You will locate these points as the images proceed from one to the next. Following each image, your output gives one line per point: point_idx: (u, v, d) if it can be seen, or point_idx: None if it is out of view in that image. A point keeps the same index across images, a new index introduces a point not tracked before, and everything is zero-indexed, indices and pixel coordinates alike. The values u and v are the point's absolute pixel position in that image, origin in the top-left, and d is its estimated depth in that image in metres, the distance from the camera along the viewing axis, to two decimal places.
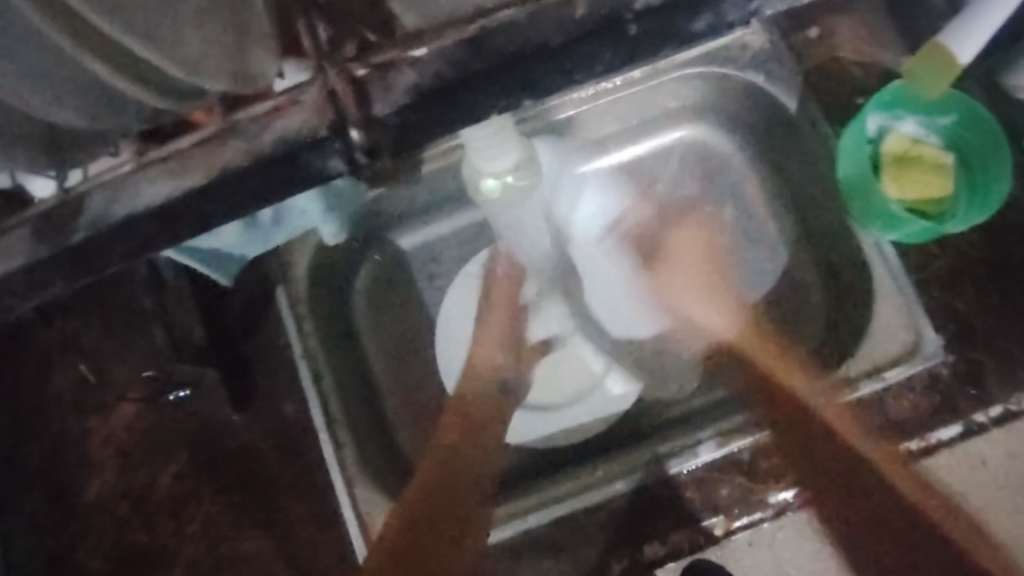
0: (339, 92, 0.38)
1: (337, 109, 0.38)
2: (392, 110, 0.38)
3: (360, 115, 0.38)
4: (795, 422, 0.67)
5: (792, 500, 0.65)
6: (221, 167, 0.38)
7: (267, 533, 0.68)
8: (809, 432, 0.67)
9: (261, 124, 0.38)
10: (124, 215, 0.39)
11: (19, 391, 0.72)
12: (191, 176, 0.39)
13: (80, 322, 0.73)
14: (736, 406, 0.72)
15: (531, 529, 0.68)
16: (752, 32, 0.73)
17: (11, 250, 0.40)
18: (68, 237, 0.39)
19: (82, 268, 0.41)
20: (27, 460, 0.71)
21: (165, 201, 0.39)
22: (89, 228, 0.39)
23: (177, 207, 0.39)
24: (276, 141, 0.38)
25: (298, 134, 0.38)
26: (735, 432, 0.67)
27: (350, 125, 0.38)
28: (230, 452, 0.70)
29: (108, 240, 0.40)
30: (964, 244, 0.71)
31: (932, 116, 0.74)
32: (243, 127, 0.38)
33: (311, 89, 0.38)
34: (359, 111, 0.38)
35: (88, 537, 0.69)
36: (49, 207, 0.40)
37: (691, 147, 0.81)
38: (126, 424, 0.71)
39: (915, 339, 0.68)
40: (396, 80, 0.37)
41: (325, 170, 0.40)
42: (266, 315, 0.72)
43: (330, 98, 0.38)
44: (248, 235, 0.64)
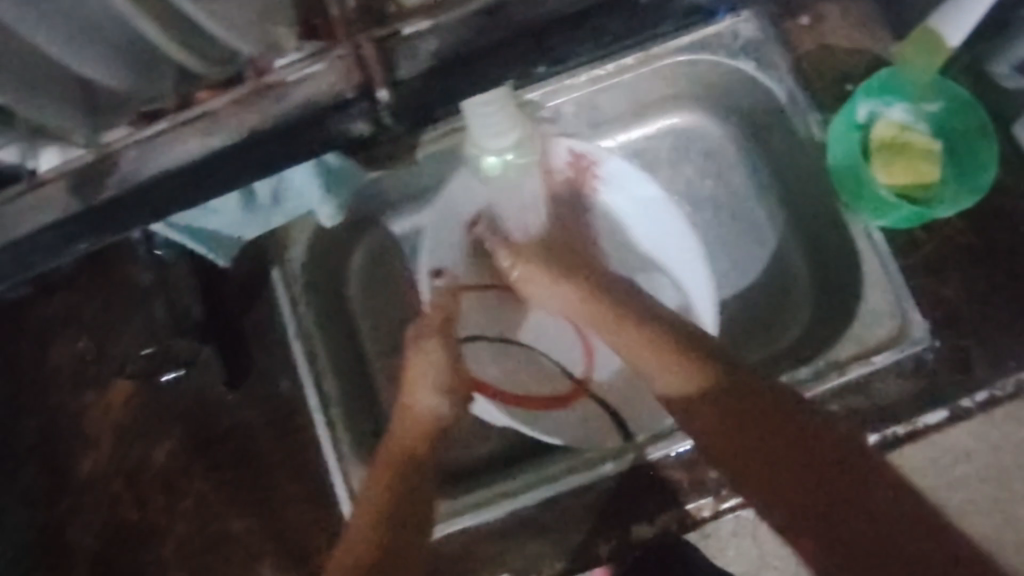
0: (367, 56, 0.38)
1: (362, 73, 0.38)
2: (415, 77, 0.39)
3: (385, 80, 0.38)
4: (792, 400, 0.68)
5: None
6: (250, 129, 0.39)
7: (257, 513, 0.68)
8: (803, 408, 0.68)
9: (281, 91, 0.39)
10: (153, 175, 0.39)
11: (16, 364, 0.73)
12: (220, 132, 0.39)
13: (78, 296, 0.73)
14: None
15: (519, 508, 0.68)
16: (743, 19, 0.74)
17: (49, 204, 0.40)
18: (97, 194, 0.39)
19: (106, 225, 0.41)
20: (21, 435, 0.71)
21: (193, 159, 0.39)
22: (117, 189, 0.39)
23: (205, 165, 0.40)
24: (300, 105, 0.39)
25: (322, 96, 0.39)
26: None
27: (378, 87, 0.38)
28: (224, 431, 0.70)
29: (137, 197, 0.40)
30: (952, 231, 0.72)
31: (920, 103, 0.75)
32: (265, 89, 0.39)
33: (319, 62, 0.39)
34: (385, 77, 0.38)
35: (82, 511, 0.70)
36: (87, 160, 0.39)
37: (686, 135, 0.82)
38: (121, 401, 0.71)
39: (901, 324, 0.69)
40: (421, 50, 0.38)
41: (346, 132, 0.41)
42: (261, 293, 0.73)
43: (357, 63, 0.38)
44: (242, 213, 0.63)
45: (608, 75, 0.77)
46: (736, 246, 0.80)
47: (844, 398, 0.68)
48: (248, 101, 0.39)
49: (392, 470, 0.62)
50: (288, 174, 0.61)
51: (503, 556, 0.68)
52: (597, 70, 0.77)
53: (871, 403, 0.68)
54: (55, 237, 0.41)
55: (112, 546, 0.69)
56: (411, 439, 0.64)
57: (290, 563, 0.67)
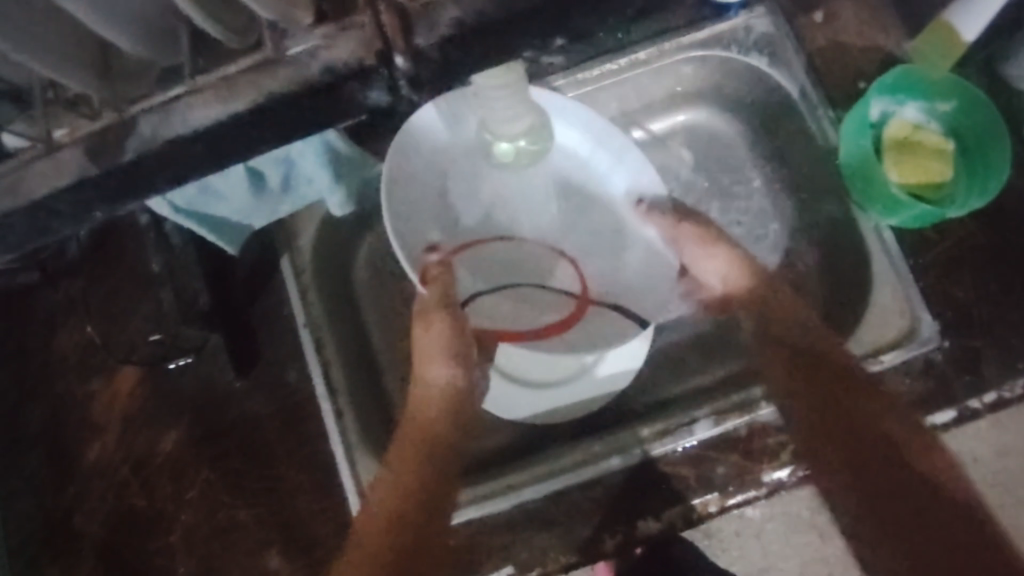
0: (386, 25, 0.35)
1: (382, 39, 0.36)
2: (435, 45, 0.36)
3: (404, 47, 0.36)
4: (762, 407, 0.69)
5: (786, 479, 0.67)
6: (264, 92, 0.36)
7: (263, 502, 0.68)
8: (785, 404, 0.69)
9: (306, 52, 0.36)
10: (169, 139, 0.36)
11: (24, 353, 0.73)
12: (238, 99, 0.36)
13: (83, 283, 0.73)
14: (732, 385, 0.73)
15: (525, 502, 0.68)
16: (758, 14, 0.75)
17: (57, 168, 0.36)
18: (116, 158, 0.36)
19: (122, 193, 0.38)
20: (28, 421, 0.72)
21: (210, 125, 0.36)
22: (135, 152, 0.36)
23: (222, 130, 0.37)
24: (322, 69, 0.36)
25: (345, 63, 0.36)
26: (731, 410, 0.69)
27: (395, 53, 0.36)
28: (230, 421, 0.70)
29: (153, 163, 0.37)
30: (965, 232, 0.71)
31: (934, 101, 0.75)
32: (288, 55, 0.36)
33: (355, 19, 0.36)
34: (403, 43, 0.36)
35: (88, 499, 0.70)
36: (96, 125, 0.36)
37: (695, 133, 0.82)
38: (127, 390, 0.71)
39: (911, 323, 0.69)
40: (440, 18, 0.35)
41: (365, 102, 0.38)
42: (270, 282, 0.73)
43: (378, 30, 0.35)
44: (252, 200, 0.63)
45: (620, 69, 0.77)
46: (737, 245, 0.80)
47: None
48: (261, 66, 0.36)
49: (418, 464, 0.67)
50: (293, 152, 0.60)
51: (507, 551, 0.68)
52: (609, 64, 0.77)
53: None
54: (66, 207, 0.38)
55: (118, 534, 0.69)
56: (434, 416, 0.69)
57: (297, 553, 0.67)
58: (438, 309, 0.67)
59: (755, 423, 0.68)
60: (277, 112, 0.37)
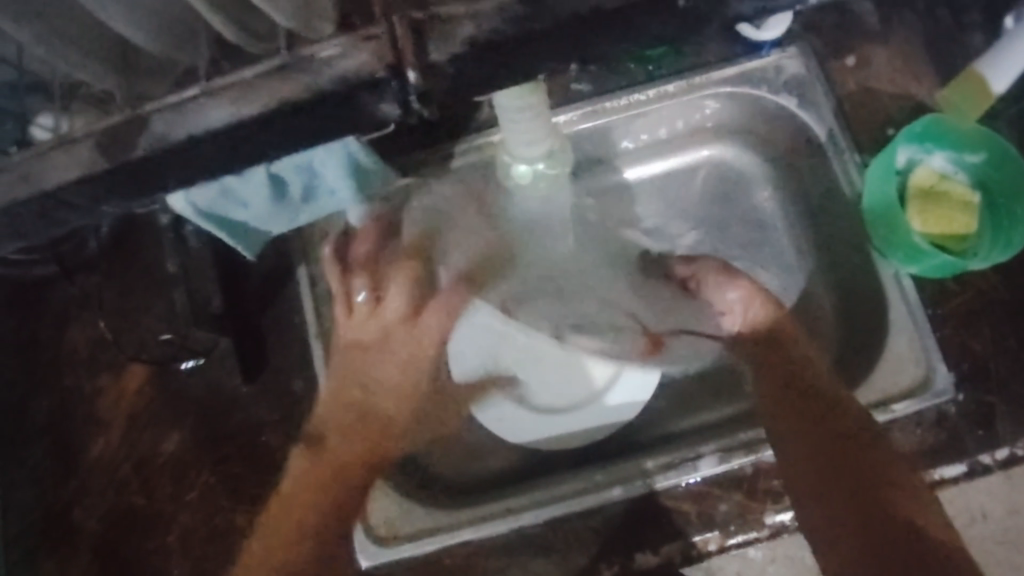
0: (397, 35, 0.34)
1: (394, 54, 0.34)
2: (447, 60, 0.34)
3: (416, 62, 0.34)
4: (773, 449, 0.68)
5: (789, 522, 0.67)
6: (276, 101, 0.35)
7: (260, 510, 0.68)
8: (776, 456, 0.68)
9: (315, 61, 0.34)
10: (181, 140, 0.35)
11: (36, 344, 0.73)
12: (248, 105, 0.35)
13: (97, 280, 0.73)
14: (740, 423, 0.73)
15: (522, 527, 0.68)
16: (788, 54, 0.76)
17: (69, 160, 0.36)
18: (124, 155, 0.35)
19: (135, 193, 0.38)
20: (35, 412, 0.72)
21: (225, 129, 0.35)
22: (147, 149, 0.35)
23: (241, 132, 0.35)
24: (336, 81, 0.35)
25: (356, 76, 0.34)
26: (736, 449, 0.68)
27: (407, 68, 0.34)
28: (235, 426, 0.70)
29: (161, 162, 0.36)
30: (986, 285, 0.71)
31: (962, 152, 0.75)
32: (300, 64, 0.35)
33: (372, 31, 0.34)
34: (415, 58, 0.34)
35: (88, 494, 0.70)
36: (110, 121, 0.36)
37: (717, 170, 0.82)
38: (136, 388, 0.71)
39: (925, 373, 0.68)
40: (452, 32, 0.34)
41: (378, 117, 0.36)
42: (283, 289, 0.73)
43: (390, 42, 0.34)
44: (268, 203, 0.62)
45: (648, 100, 0.77)
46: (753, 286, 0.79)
47: None
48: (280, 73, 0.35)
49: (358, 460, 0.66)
50: (305, 158, 0.58)
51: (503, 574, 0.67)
52: (637, 95, 0.77)
53: None
54: (78, 195, 0.37)
55: (114, 532, 0.69)
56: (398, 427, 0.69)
57: None
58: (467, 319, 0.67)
59: (761, 463, 0.68)
60: (300, 117, 0.35)
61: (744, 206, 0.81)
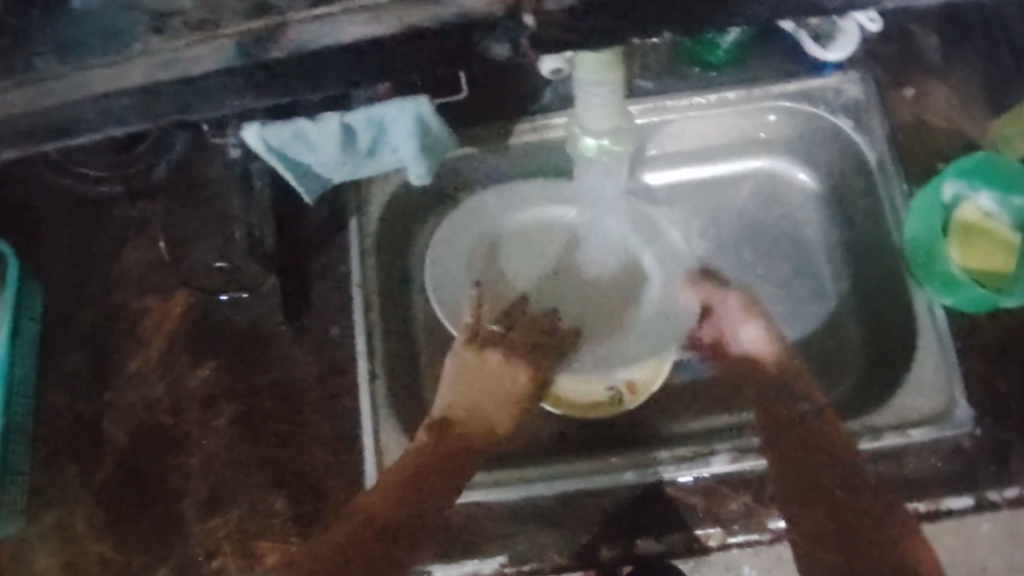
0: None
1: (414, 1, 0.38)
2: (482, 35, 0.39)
3: None
4: (734, 462, 0.71)
5: (742, 541, 0.69)
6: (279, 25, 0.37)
7: (281, 445, 0.71)
8: (732, 464, 0.71)
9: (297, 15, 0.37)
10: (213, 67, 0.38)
11: (92, 261, 0.76)
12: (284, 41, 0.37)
13: (156, 206, 0.77)
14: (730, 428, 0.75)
15: (536, 496, 0.71)
16: (851, 78, 0.78)
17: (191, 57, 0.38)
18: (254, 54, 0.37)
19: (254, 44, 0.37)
20: (79, 322, 0.75)
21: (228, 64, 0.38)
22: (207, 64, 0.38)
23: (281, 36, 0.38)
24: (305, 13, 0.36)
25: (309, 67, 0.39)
26: (695, 457, 0.71)
27: None
28: (271, 361, 0.73)
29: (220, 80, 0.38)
30: (1015, 323, 0.74)
31: (1007, 194, 0.75)
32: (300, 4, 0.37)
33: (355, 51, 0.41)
34: None
35: (108, 353, 0.74)
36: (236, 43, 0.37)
37: (767, 177, 0.84)
38: (179, 312, 0.75)
39: (947, 402, 0.70)
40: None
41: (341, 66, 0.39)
42: (337, 235, 0.76)
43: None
44: (341, 154, 0.67)
45: (707, 104, 0.79)
46: (778, 304, 0.80)
47: (878, 463, 0.70)
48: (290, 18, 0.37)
49: (222, 404, 0.72)
50: (388, 110, 0.63)
51: (509, 538, 0.70)
52: (697, 98, 0.79)
53: (900, 472, 0.70)
54: (213, 87, 0.38)
55: (138, 446, 0.72)
56: (159, 507, 0.70)
57: (304, 497, 0.70)
58: (161, 477, 0.71)
59: (747, 471, 0.71)
60: (410, 44, 0.38)
61: (779, 213, 0.83)
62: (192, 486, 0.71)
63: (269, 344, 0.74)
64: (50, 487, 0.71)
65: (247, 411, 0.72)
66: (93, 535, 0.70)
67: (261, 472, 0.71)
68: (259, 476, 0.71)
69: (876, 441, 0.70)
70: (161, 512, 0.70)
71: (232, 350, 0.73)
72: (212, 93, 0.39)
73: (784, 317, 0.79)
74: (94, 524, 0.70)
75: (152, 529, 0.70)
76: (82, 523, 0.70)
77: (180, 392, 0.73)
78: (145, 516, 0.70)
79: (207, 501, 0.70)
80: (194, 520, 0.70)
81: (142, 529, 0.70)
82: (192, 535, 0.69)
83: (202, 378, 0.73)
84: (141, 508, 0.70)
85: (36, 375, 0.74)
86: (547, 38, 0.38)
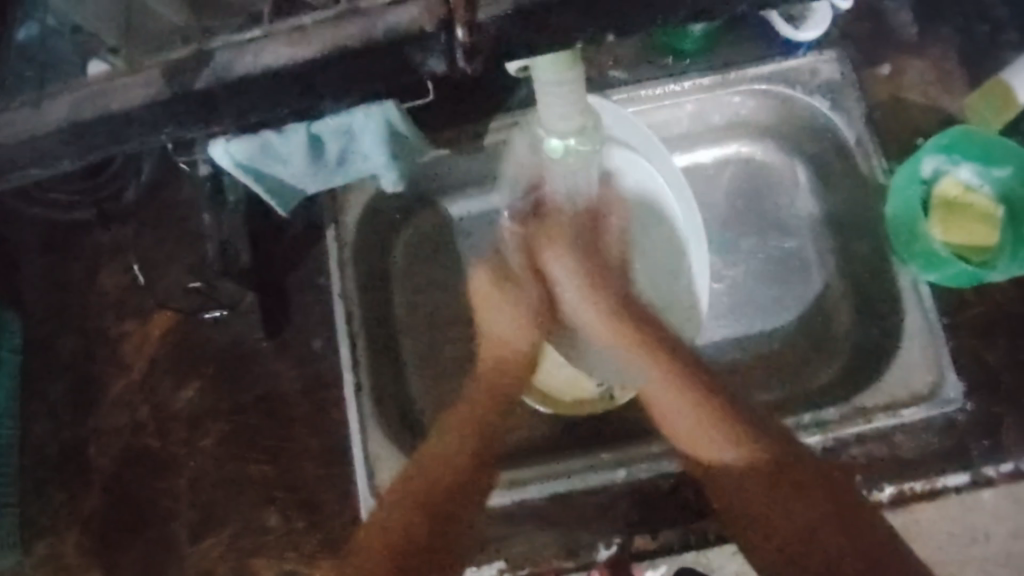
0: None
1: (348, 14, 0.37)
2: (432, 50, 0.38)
3: None
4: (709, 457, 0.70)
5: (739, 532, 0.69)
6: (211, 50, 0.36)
7: (270, 462, 0.71)
8: None
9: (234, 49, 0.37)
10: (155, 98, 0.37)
11: (69, 288, 0.76)
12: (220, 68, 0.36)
13: (130, 229, 0.76)
14: None
15: (530, 498, 0.70)
16: (825, 57, 0.77)
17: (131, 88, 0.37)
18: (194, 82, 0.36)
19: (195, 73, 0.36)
20: (59, 350, 0.74)
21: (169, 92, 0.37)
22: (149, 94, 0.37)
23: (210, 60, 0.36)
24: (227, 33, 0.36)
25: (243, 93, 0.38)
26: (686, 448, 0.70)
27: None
28: (255, 377, 0.73)
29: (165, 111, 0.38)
30: (1002, 297, 0.73)
31: (988, 166, 0.75)
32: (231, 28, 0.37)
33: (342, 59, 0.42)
34: None
35: (90, 380, 0.74)
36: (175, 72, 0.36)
37: (746, 160, 0.82)
38: (159, 334, 0.74)
39: (936, 379, 0.69)
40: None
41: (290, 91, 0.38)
42: (315, 247, 0.76)
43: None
44: (311, 165, 0.66)
45: (682, 92, 0.78)
46: (764, 287, 0.79)
47: (867, 443, 0.70)
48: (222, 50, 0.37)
49: (211, 422, 0.72)
50: (355, 118, 0.62)
51: (506, 541, 0.70)
52: (672, 86, 0.78)
53: (892, 453, 0.70)
54: (156, 115, 0.38)
55: (125, 471, 0.71)
56: (152, 531, 0.70)
57: (297, 512, 0.69)
58: (151, 500, 0.70)
59: None
60: (357, 60, 0.37)
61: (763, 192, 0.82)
62: (183, 507, 0.70)
63: (253, 359, 0.73)
64: (40, 517, 0.71)
65: (235, 429, 0.72)
66: (86, 562, 0.69)
67: (251, 490, 0.70)
68: (250, 494, 0.70)
69: (868, 420, 0.69)
70: (155, 536, 0.70)
71: (220, 369, 0.73)
72: (160, 123, 0.38)
73: (771, 300, 0.78)
74: (87, 552, 0.69)
75: (145, 553, 0.69)
76: (74, 551, 0.70)
77: (168, 414, 0.72)
78: (138, 540, 0.70)
79: (200, 522, 0.70)
80: (187, 542, 0.69)
81: (135, 554, 0.69)
82: (186, 558, 0.69)
83: (186, 400, 0.72)
84: (133, 534, 0.70)
85: (19, 406, 0.73)
86: (499, 50, 0.37)
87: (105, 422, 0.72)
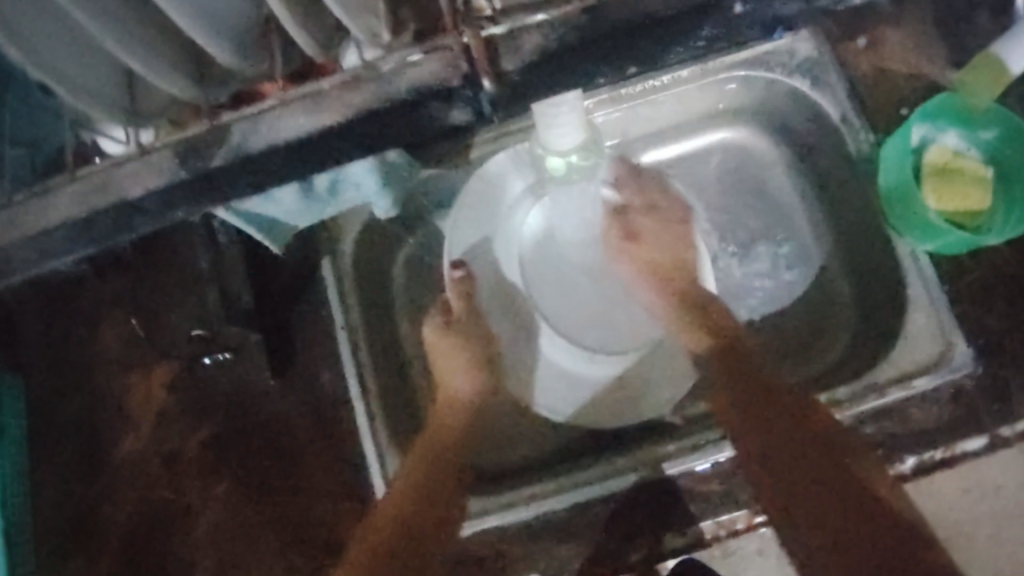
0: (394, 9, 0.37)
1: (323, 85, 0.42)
2: None
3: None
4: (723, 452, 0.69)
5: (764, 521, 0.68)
6: None
7: (286, 503, 0.70)
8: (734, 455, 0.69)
9: None
10: None
11: (68, 348, 0.74)
12: None
13: (124, 279, 0.75)
14: None
15: (551, 514, 0.69)
16: (801, 37, 0.75)
17: None
18: None
19: None
20: (64, 411, 0.73)
21: None
22: None
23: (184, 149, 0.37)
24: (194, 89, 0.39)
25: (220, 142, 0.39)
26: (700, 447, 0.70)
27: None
28: (264, 417, 0.72)
29: None
30: (999, 259, 0.72)
31: (973, 129, 0.75)
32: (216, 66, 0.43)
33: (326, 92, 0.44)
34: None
35: (97, 440, 0.73)
36: None
37: (733, 145, 0.83)
38: (162, 384, 0.73)
39: (943, 350, 0.69)
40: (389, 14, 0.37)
41: None
42: (311, 280, 0.75)
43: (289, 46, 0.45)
44: (301, 201, 0.65)
45: (663, 85, 0.79)
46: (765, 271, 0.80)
47: (879, 421, 0.69)
48: None
49: (225, 468, 0.71)
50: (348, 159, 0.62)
51: (527, 558, 0.69)
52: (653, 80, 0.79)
53: (905, 428, 0.69)
54: None
55: (143, 527, 0.70)
56: None
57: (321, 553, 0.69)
58: (171, 555, 0.70)
59: None
60: None
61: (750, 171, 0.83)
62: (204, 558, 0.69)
63: (262, 398, 0.73)
64: None
65: (250, 471, 0.71)
66: None
67: (271, 533, 0.69)
68: (270, 536, 0.69)
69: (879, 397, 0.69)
70: None
71: (228, 414, 0.72)
72: None
73: (771, 282, 0.80)
74: None
75: None
76: None
77: (180, 465, 0.71)
78: None
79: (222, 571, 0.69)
80: None
81: None
82: None
83: (198, 448, 0.72)
84: None
85: (30, 471, 0.72)
86: None
87: (117, 479, 0.72)
